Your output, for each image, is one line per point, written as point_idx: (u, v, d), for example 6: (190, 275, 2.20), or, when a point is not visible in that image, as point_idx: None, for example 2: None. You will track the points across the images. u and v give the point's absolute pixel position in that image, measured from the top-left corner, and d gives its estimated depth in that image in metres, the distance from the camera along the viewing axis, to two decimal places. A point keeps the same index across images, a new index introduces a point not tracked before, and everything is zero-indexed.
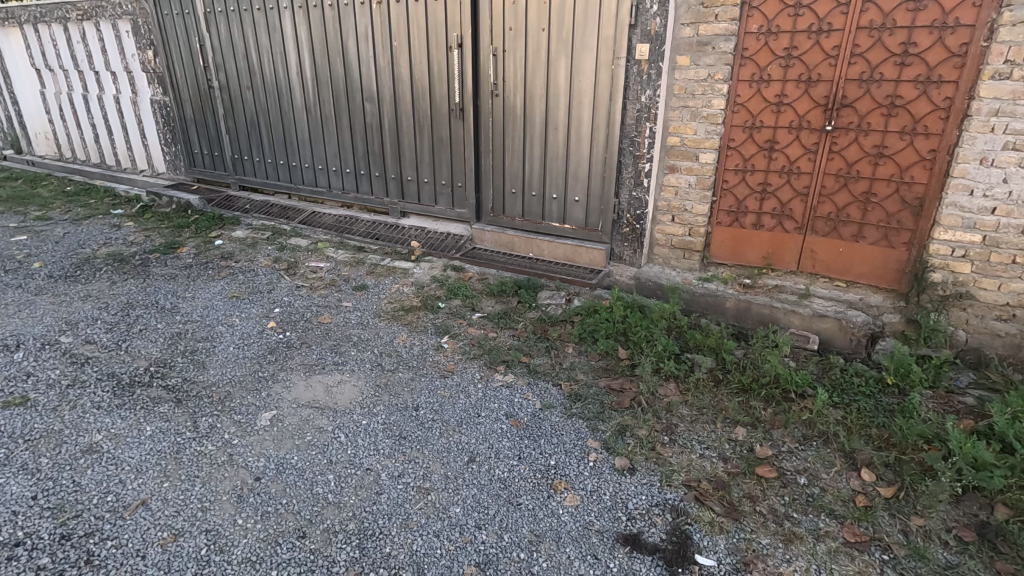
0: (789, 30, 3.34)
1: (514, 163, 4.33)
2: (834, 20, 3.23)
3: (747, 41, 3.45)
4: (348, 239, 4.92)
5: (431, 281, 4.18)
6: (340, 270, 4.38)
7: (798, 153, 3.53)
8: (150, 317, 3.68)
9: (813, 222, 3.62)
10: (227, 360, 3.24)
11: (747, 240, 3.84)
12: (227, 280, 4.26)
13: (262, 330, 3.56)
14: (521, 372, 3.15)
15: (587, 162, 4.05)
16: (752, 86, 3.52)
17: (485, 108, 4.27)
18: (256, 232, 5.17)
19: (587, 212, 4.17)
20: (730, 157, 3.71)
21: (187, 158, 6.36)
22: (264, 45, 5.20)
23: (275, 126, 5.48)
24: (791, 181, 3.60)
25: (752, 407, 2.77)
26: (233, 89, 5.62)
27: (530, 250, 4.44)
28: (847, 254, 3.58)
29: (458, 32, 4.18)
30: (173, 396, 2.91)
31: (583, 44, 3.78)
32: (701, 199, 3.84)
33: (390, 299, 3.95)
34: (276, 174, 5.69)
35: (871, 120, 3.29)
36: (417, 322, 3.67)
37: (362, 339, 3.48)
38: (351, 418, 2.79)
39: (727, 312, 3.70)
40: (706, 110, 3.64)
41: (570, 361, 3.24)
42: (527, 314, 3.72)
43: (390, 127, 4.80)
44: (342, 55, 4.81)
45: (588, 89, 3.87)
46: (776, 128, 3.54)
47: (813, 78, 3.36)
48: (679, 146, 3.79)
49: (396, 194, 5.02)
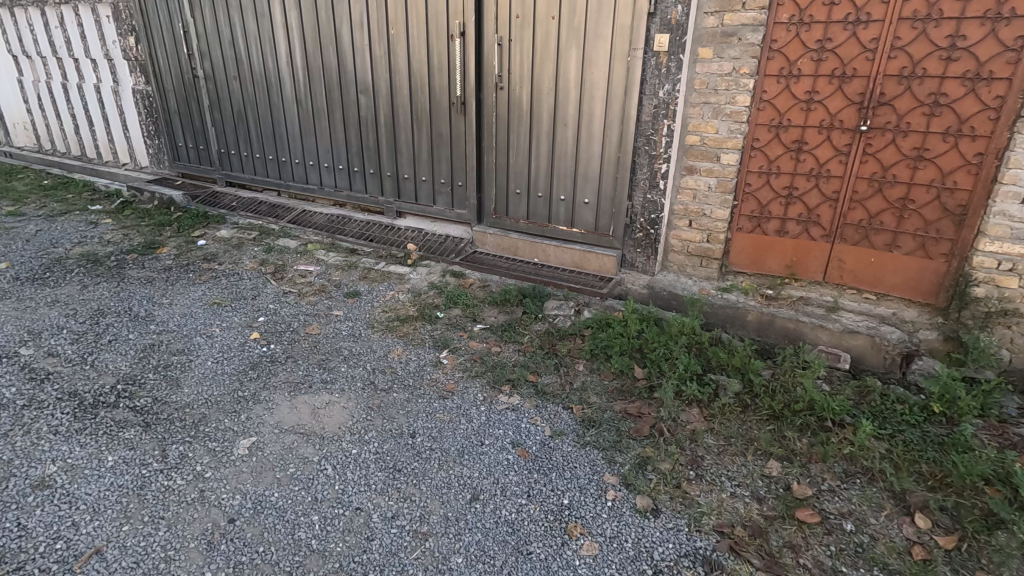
0: (823, 20, 3.06)
1: (518, 162, 4.01)
2: (873, 10, 2.95)
3: (776, 32, 3.17)
4: (339, 240, 4.60)
5: (429, 288, 3.88)
6: (331, 275, 4.07)
7: (828, 155, 3.27)
8: (121, 326, 3.37)
9: (843, 229, 3.36)
10: (204, 376, 2.94)
11: (769, 248, 3.59)
12: (208, 284, 3.94)
13: (244, 342, 3.26)
14: (528, 393, 2.86)
15: (598, 162, 3.74)
16: (780, 81, 3.24)
17: (489, 102, 3.96)
18: (242, 231, 4.85)
19: (597, 215, 3.86)
20: (754, 158, 3.44)
21: (171, 151, 6.02)
22: (252, 31, 4.88)
23: (264, 120, 5.17)
24: (819, 185, 3.35)
25: (786, 438, 2.50)
26: (219, 79, 5.29)
27: (534, 255, 4.14)
28: (879, 264, 3.33)
29: (460, 20, 3.86)
30: (141, 420, 2.61)
31: (597, 34, 3.46)
32: (721, 203, 3.55)
33: (384, 308, 3.65)
34: (265, 170, 5.38)
35: (911, 120, 3.03)
36: (413, 333, 3.38)
37: (353, 353, 3.18)
38: (339, 446, 2.50)
39: (748, 326, 3.44)
40: (729, 107, 3.35)
41: (582, 381, 2.95)
42: (533, 326, 3.43)
43: (386, 122, 4.49)
44: (335, 43, 4.49)
45: (601, 82, 3.55)
46: (805, 127, 3.27)
47: (847, 73, 3.09)
48: (698, 145, 3.50)
49: (392, 192, 4.71)
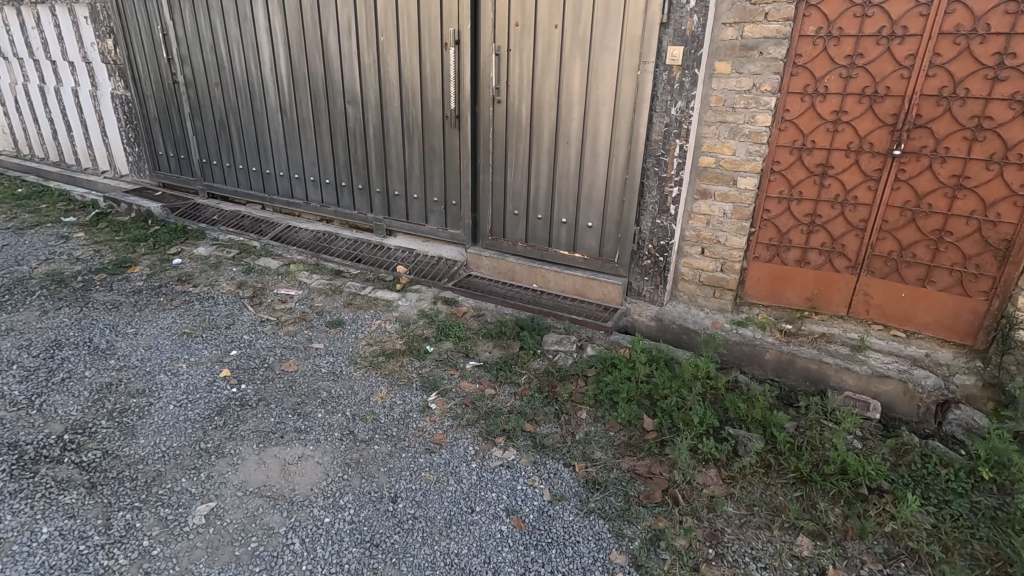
0: (854, 34, 2.78)
1: (516, 181, 3.71)
2: (910, 23, 2.67)
3: (801, 45, 2.88)
4: (324, 260, 4.30)
5: (419, 317, 3.58)
6: (313, 300, 3.78)
7: (856, 181, 2.99)
8: (77, 361, 3.06)
9: (870, 261, 3.08)
10: (164, 424, 2.63)
11: (788, 278, 3.30)
12: (179, 310, 3.64)
13: (212, 381, 2.95)
14: (524, 446, 2.57)
15: (603, 183, 3.43)
16: (804, 100, 2.95)
17: (486, 116, 3.66)
18: (222, 249, 4.54)
19: (601, 239, 3.56)
20: (773, 182, 3.15)
21: (152, 160, 5.72)
22: (235, 36, 4.58)
23: (247, 129, 4.87)
24: (845, 213, 3.06)
25: (816, 508, 2.21)
26: (200, 85, 4.98)
27: (533, 280, 3.83)
28: (910, 300, 3.05)
29: (455, 27, 3.56)
30: (86, 479, 2.31)
31: (604, 45, 3.15)
32: (737, 231, 3.26)
33: (369, 341, 3.34)
34: (249, 182, 5.08)
35: (950, 144, 2.74)
36: (400, 372, 3.07)
37: (332, 396, 2.88)
38: (310, 514, 2.20)
39: (766, 364, 3.21)
40: (747, 126, 3.06)
41: (585, 432, 2.66)
42: (531, 364, 3.13)
43: (376, 135, 4.20)
44: (322, 50, 4.19)
45: (607, 97, 3.24)
46: (830, 150, 2.99)
47: (879, 92, 2.81)
48: (713, 168, 3.21)
49: (382, 209, 4.41)
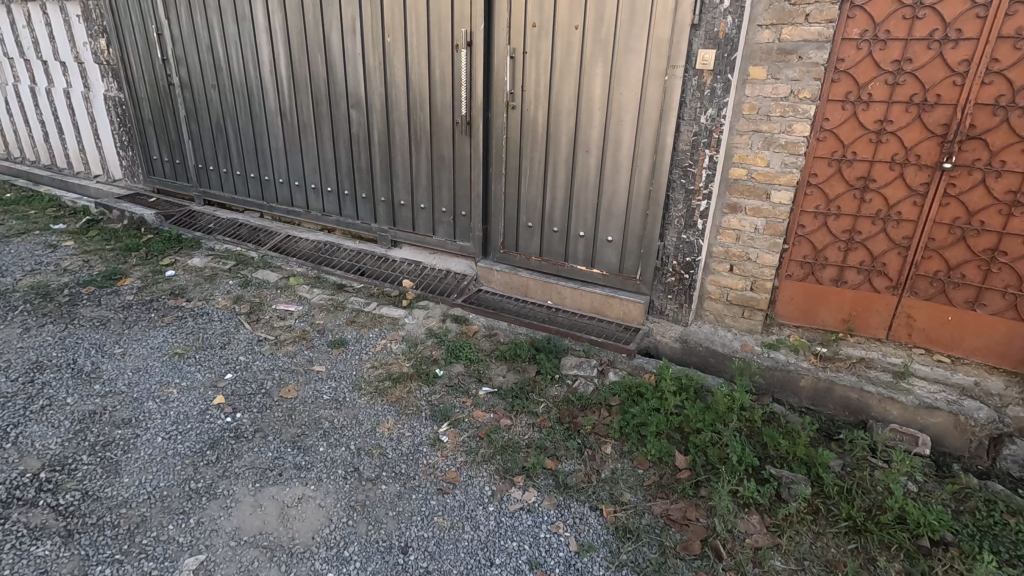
0: (902, 37, 2.56)
1: (531, 192, 3.50)
2: (965, 26, 2.45)
3: (844, 49, 2.66)
4: (326, 273, 4.08)
5: (427, 336, 3.36)
6: (314, 317, 3.55)
7: (901, 195, 2.77)
8: (59, 386, 2.83)
9: (914, 281, 2.87)
10: (151, 460, 2.40)
11: (823, 298, 3.09)
12: (171, 328, 3.41)
13: (204, 409, 2.72)
14: (546, 487, 2.35)
15: (625, 195, 3.21)
16: (846, 108, 2.74)
17: (499, 122, 3.44)
18: (218, 259, 4.32)
19: (622, 255, 3.34)
20: (809, 197, 2.94)
21: (146, 164, 5.49)
22: (232, 36, 4.35)
23: (245, 134, 4.64)
24: (887, 230, 2.85)
25: (874, 563, 1.99)
26: (197, 87, 4.76)
27: (548, 296, 3.61)
28: (956, 324, 2.84)
29: (467, 27, 3.34)
30: (62, 526, 2.08)
31: (629, 47, 2.93)
32: (770, 247, 3.04)
33: (374, 363, 3.12)
34: (247, 189, 4.86)
35: (1007, 158, 2.53)
36: (408, 399, 2.85)
37: (335, 427, 2.65)
38: (311, 568, 1.97)
39: (801, 392, 2.96)
40: (783, 136, 2.85)
41: (611, 470, 2.45)
42: (549, 390, 2.91)
43: (381, 142, 3.98)
44: (324, 51, 3.97)
45: (631, 104, 3.02)
46: (873, 162, 2.77)
47: (929, 101, 2.59)
48: (744, 180, 2.99)
49: (387, 219, 4.19)
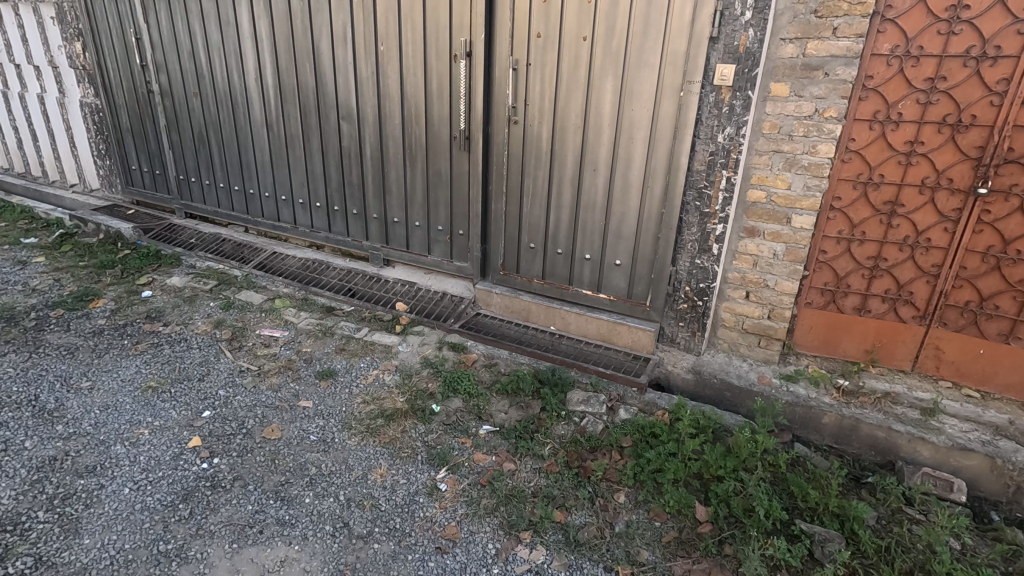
0: (936, 54, 2.38)
1: (533, 212, 3.29)
2: (1005, 43, 2.27)
3: (873, 65, 2.48)
4: (314, 295, 3.85)
5: (423, 366, 3.14)
6: (301, 345, 3.32)
7: (930, 221, 2.58)
8: (18, 427, 2.57)
9: (943, 312, 2.68)
10: (116, 518, 2.15)
11: (844, 328, 2.90)
12: (145, 357, 3.16)
13: (178, 454, 2.48)
14: (556, 544, 2.14)
15: (635, 217, 3.01)
16: (874, 128, 2.55)
17: (500, 137, 3.23)
18: (199, 278, 4.06)
19: (630, 279, 3.14)
20: (832, 221, 2.75)
21: (124, 174, 5.22)
22: (216, 41, 4.11)
23: (230, 145, 4.40)
24: (915, 257, 2.66)
25: None
26: (178, 95, 4.51)
27: (551, 322, 3.40)
28: (989, 357, 2.65)
29: (466, 37, 3.14)
30: None
31: (641, 61, 2.74)
32: (790, 274, 2.86)
33: (366, 398, 2.88)
34: (231, 202, 4.61)
35: None
36: (401, 440, 2.62)
37: (322, 474, 2.42)
38: None
39: (824, 430, 2.78)
40: (806, 157, 2.67)
41: (626, 523, 2.24)
42: (555, 429, 2.69)
43: (374, 156, 3.75)
44: (314, 59, 3.74)
45: (643, 120, 2.82)
46: (901, 186, 2.59)
47: (963, 121, 2.41)
48: (763, 204, 2.81)
49: (379, 236, 3.96)
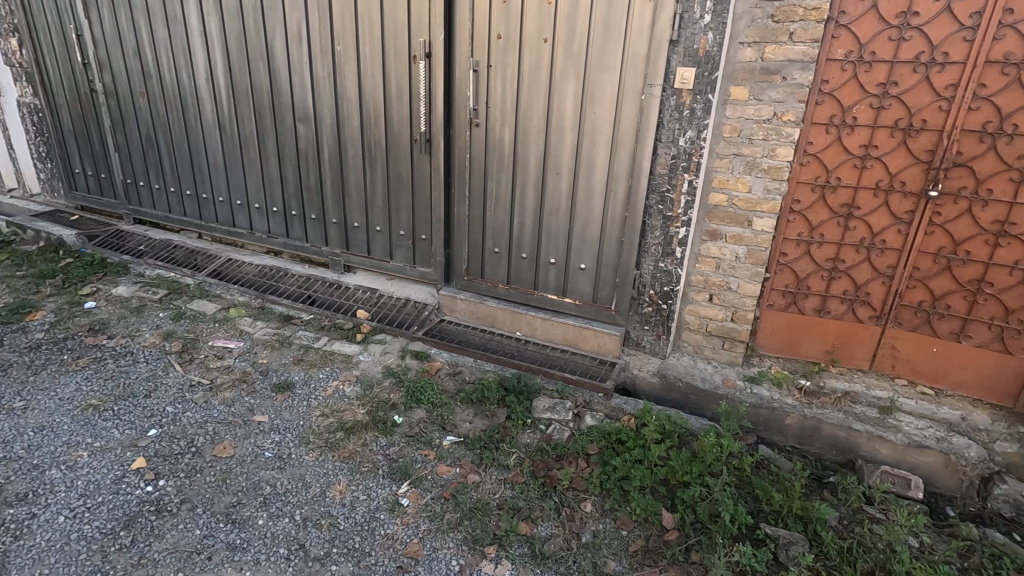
0: (888, 59, 2.43)
1: (497, 216, 3.24)
2: (952, 49, 2.33)
3: (828, 70, 2.52)
4: (272, 303, 3.71)
5: (385, 375, 3.04)
6: (257, 356, 3.18)
7: (885, 223, 2.63)
8: None
9: (898, 312, 2.73)
10: (48, 550, 1.99)
11: (805, 329, 2.93)
12: (87, 373, 2.97)
13: (120, 476, 2.33)
14: (522, 558, 2.08)
15: (599, 221, 2.98)
16: (830, 132, 2.59)
17: (461, 141, 3.17)
18: (148, 287, 3.87)
19: (595, 283, 3.11)
20: (791, 223, 2.78)
21: (67, 178, 4.95)
22: (163, 38, 3.92)
23: (180, 148, 4.21)
24: (871, 259, 2.70)
25: None
26: (123, 95, 4.29)
27: (517, 327, 3.35)
28: (943, 355, 2.71)
29: (425, 37, 3.06)
30: None
31: (602, 63, 2.72)
32: (751, 277, 2.88)
33: (324, 411, 2.77)
34: (182, 207, 4.41)
35: (993, 186, 2.42)
36: (362, 453, 2.53)
37: (277, 493, 2.30)
38: None
39: (787, 431, 2.81)
40: (766, 160, 2.69)
41: (593, 532, 2.20)
42: (521, 437, 2.64)
43: (332, 159, 3.64)
44: (267, 58, 3.60)
45: (606, 123, 2.80)
46: (856, 189, 2.63)
47: (914, 126, 2.46)
48: (725, 206, 2.82)
49: (339, 242, 3.84)
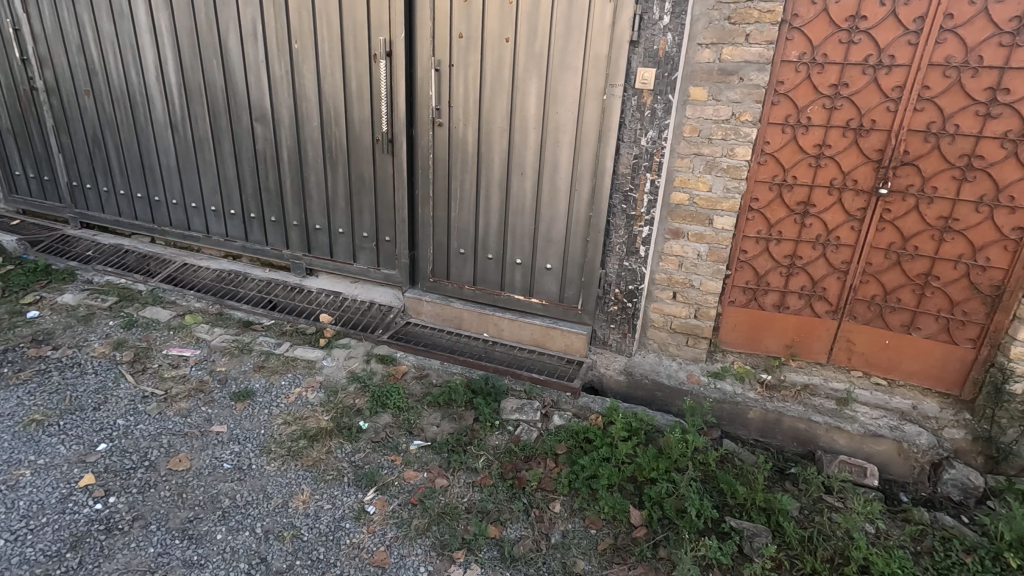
0: (839, 62, 2.50)
1: (462, 217, 3.21)
2: (898, 52, 2.42)
3: (783, 71, 2.58)
4: (231, 309, 3.59)
5: (350, 381, 2.98)
6: (215, 364, 3.07)
7: (839, 221, 2.72)
8: None
9: (853, 306, 2.82)
10: None
11: (766, 324, 3.00)
12: (29, 386, 2.81)
13: (66, 495, 2.20)
14: (491, 561, 2.07)
15: (564, 220, 2.99)
16: (785, 131, 2.65)
17: (424, 141, 3.13)
18: (96, 294, 3.69)
19: (561, 283, 3.12)
20: (751, 221, 2.84)
21: (6, 181, 4.68)
22: (109, 34, 3.75)
23: (129, 148, 4.04)
24: (827, 255, 2.78)
25: None
26: (67, 93, 4.09)
27: (484, 328, 3.33)
28: (895, 347, 2.81)
29: (385, 36, 3.01)
30: None
31: (564, 64, 2.72)
32: (713, 274, 2.93)
33: (287, 419, 2.70)
34: (133, 210, 4.23)
35: (938, 184, 2.52)
36: (326, 461, 2.46)
37: (237, 506, 2.22)
38: None
39: (750, 425, 2.87)
40: (725, 160, 2.74)
41: (563, 532, 2.20)
42: (490, 440, 2.62)
43: (291, 160, 3.54)
44: (221, 56, 3.48)
45: (569, 123, 2.81)
46: (812, 187, 2.70)
47: (865, 126, 2.55)
48: (686, 206, 2.87)
49: (300, 244, 3.75)
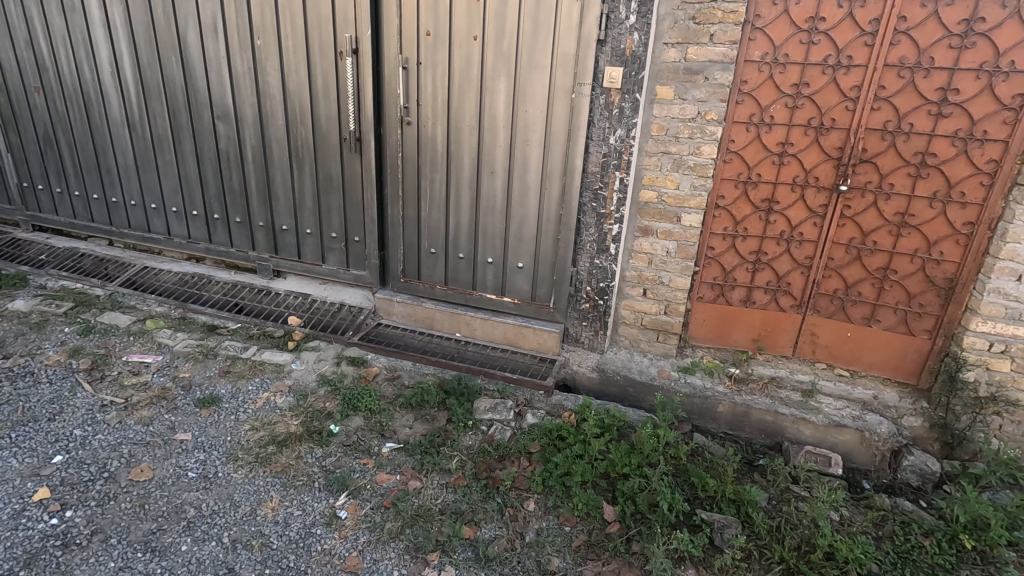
0: (800, 62, 2.56)
1: (432, 216, 3.18)
2: (855, 53, 2.49)
3: (747, 71, 2.63)
4: (194, 313, 3.49)
5: (319, 384, 2.92)
6: (178, 370, 2.98)
7: (802, 217, 2.78)
8: None
9: (816, 300, 2.89)
10: None
11: (733, 319, 3.05)
12: None
13: (19, 511, 2.11)
14: (466, 562, 2.06)
15: (534, 219, 2.99)
16: (750, 130, 2.71)
17: (393, 140, 3.09)
18: (50, 300, 3.54)
19: (533, 281, 3.12)
20: (717, 218, 2.89)
21: None
22: (59, 29, 3.60)
23: (84, 148, 3.88)
24: (791, 251, 2.85)
25: None
26: (15, 91, 3.91)
27: (456, 328, 3.31)
28: (856, 339, 2.89)
29: (351, 33, 2.96)
30: None
31: (532, 62, 2.72)
32: (682, 271, 2.97)
33: (254, 424, 2.63)
34: (89, 212, 4.07)
35: (894, 181, 2.60)
36: (295, 466, 2.42)
37: (202, 515, 2.16)
38: None
39: (720, 419, 2.94)
40: (692, 158, 2.78)
41: (537, 531, 2.21)
42: (463, 440, 2.61)
43: (255, 159, 3.46)
44: (180, 52, 3.38)
45: (538, 122, 2.81)
46: (775, 184, 2.76)
47: (825, 124, 2.61)
48: (655, 203, 2.90)
49: (266, 246, 3.66)
